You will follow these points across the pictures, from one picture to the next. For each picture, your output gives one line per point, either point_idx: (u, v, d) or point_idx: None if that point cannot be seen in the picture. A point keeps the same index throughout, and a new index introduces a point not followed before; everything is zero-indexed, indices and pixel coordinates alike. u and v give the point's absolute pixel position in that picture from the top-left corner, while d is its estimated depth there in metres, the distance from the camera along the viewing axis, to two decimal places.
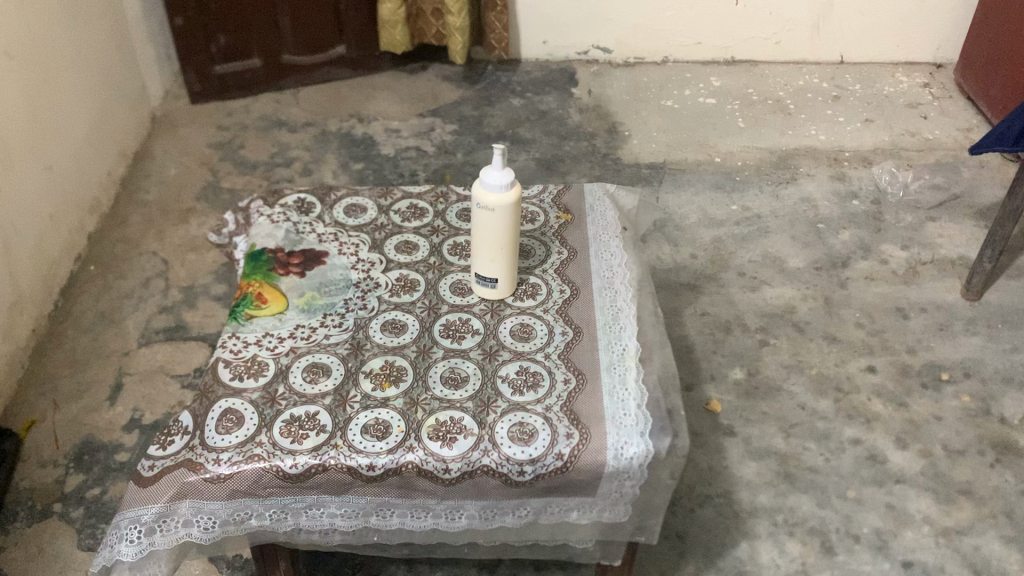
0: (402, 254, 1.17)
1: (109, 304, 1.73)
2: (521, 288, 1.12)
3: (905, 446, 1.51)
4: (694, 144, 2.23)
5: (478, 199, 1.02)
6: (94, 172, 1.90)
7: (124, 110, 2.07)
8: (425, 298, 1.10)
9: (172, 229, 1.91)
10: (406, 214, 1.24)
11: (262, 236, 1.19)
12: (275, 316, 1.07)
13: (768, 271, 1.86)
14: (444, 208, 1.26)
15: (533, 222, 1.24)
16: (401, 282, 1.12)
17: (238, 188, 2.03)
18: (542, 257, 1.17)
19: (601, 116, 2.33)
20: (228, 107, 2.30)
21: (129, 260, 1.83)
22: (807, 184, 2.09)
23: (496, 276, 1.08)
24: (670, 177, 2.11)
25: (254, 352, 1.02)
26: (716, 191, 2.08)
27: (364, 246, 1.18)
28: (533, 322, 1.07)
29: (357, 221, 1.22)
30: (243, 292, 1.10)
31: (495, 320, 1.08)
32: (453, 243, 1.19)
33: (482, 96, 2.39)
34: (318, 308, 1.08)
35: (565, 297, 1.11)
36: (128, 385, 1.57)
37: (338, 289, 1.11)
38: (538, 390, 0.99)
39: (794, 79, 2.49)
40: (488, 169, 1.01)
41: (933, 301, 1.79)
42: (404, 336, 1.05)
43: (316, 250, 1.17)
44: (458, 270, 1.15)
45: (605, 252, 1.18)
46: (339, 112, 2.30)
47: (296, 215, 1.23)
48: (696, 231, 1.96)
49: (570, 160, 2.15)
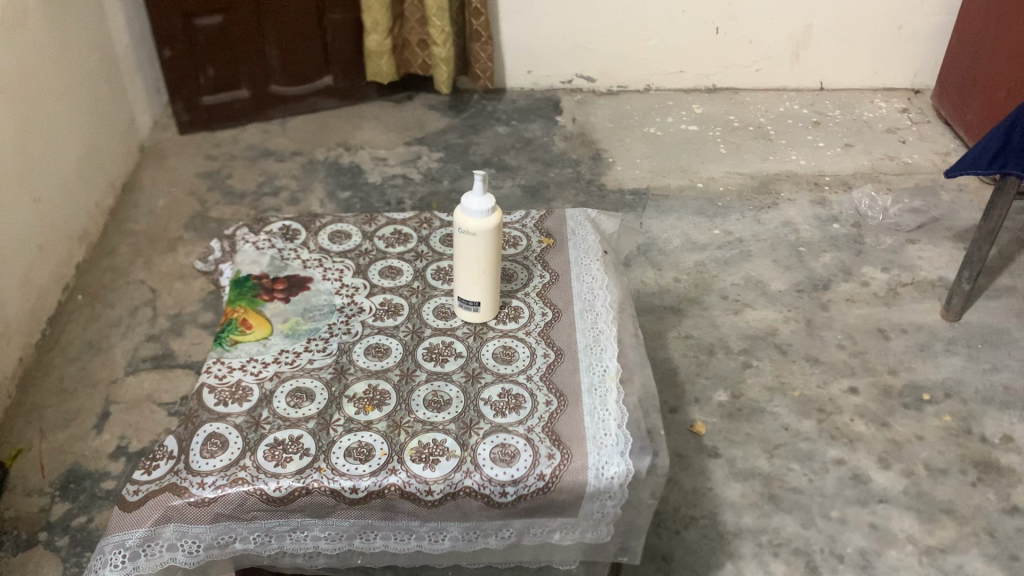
0: (386, 279, 1.18)
1: (96, 333, 1.73)
2: (503, 311, 1.14)
3: (888, 465, 1.52)
4: (677, 170, 2.26)
5: (460, 224, 1.04)
6: (82, 203, 1.91)
7: (112, 141, 2.08)
8: (409, 322, 1.12)
9: (160, 258, 1.93)
10: (390, 239, 1.25)
11: (247, 262, 1.20)
12: (260, 341, 1.08)
13: (750, 294, 1.88)
14: (428, 233, 1.27)
15: (515, 246, 1.25)
16: (384, 307, 1.14)
17: (226, 217, 2.05)
18: (525, 281, 1.19)
19: (586, 144, 2.36)
20: (216, 137, 2.33)
21: (117, 289, 1.84)
22: (788, 209, 2.12)
23: (479, 299, 1.09)
24: (653, 204, 2.14)
25: (239, 376, 1.03)
26: (699, 216, 2.10)
27: (349, 272, 1.19)
28: (515, 344, 1.09)
29: (342, 247, 1.24)
30: (228, 318, 1.11)
31: (478, 343, 1.09)
32: (436, 268, 1.20)
33: (468, 125, 2.42)
34: (302, 333, 1.10)
35: (547, 319, 1.13)
36: (115, 413, 1.57)
37: (322, 314, 1.13)
38: (520, 411, 1.01)
39: (774, 106, 2.53)
40: (470, 195, 1.03)
41: (914, 322, 1.81)
42: (387, 359, 1.07)
43: (300, 276, 1.18)
44: (441, 294, 1.16)
45: (586, 276, 1.20)
46: (326, 141, 2.33)
47: (281, 241, 1.25)
48: (680, 256, 1.98)
49: (556, 186, 2.18)
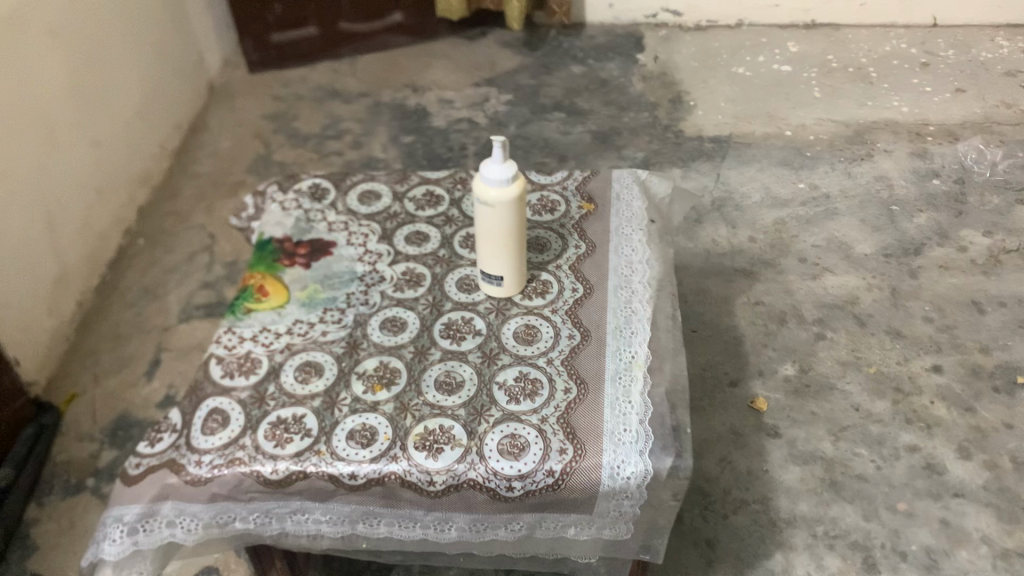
0: (412, 246, 1.12)
1: (155, 278, 1.75)
2: (530, 286, 1.06)
3: (968, 456, 1.39)
4: (764, 115, 2.09)
5: (479, 194, 0.96)
6: (144, 146, 1.91)
7: (178, 81, 2.07)
8: (429, 295, 1.06)
9: (221, 203, 1.92)
10: (421, 201, 1.18)
11: (272, 223, 1.15)
12: (275, 310, 1.03)
13: (831, 257, 1.73)
14: (462, 196, 1.19)
15: (553, 212, 1.16)
16: (406, 277, 1.08)
17: (288, 161, 2.02)
18: (558, 251, 1.11)
19: (666, 86, 2.21)
20: (285, 76, 2.28)
21: (177, 233, 1.84)
22: (883, 161, 1.94)
23: (501, 274, 1.02)
24: (733, 152, 1.99)
25: (249, 348, 0.99)
26: (783, 167, 1.94)
27: (374, 237, 1.13)
28: (539, 323, 1.01)
29: (370, 208, 1.17)
30: (245, 284, 1.07)
31: (500, 319, 1.02)
32: (466, 235, 1.13)
33: (542, 64, 2.30)
34: (318, 302, 1.05)
35: (577, 296, 1.05)
36: (166, 362, 1.59)
37: (341, 282, 1.07)
38: (536, 399, 0.93)
39: (879, 45, 2.30)
40: (487, 165, 0.94)
41: (1015, 295, 1.63)
42: (402, 335, 1.01)
43: (323, 240, 1.13)
44: (467, 264, 1.09)
45: (625, 247, 1.10)
46: (394, 82, 2.26)
47: (308, 200, 1.19)
48: (757, 213, 1.83)
49: (629, 133, 2.06)
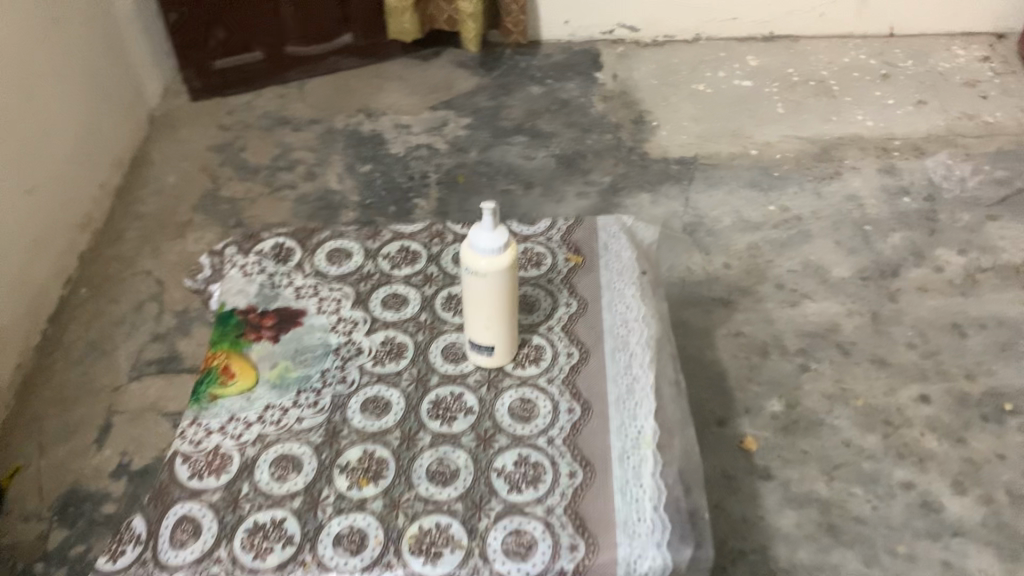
0: (389, 311, 1.03)
1: (100, 331, 1.62)
2: (522, 353, 0.99)
3: (964, 491, 1.35)
4: (729, 134, 2.04)
5: (467, 263, 0.88)
6: (82, 187, 1.78)
7: (115, 114, 1.94)
8: (413, 368, 0.97)
9: (168, 245, 1.80)
10: (395, 259, 1.10)
11: (233, 292, 1.05)
12: (243, 395, 0.94)
13: (809, 282, 1.69)
14: (439, 250, 1.11)
15: (538, 266, 1.09)
16: (386, 348, 0.99)
17: (238, 196, 1.91)
18: (548, 311, 1.03)
19: (627, 105, 2.15)
20: (229, 104, 2.17)
21: (123, 281, 1.72)
22: (852, 179, 1.90)
23: (492, 344, 0.94)
24: (701, 174, 1.94)
25: (217, 442, 0.90)
26: (752, 188, 1.89)
27: (347, 302, 1.04)
28: (534, 397, 0.94)
29: (340, 269, 1.08)
30: (208, 365, 0.97)
31: (492, 394, 0.95)
32: (447, 296, 1.05)
33: (499, 84, 2.23)
34: (291, 383, 0.96)
35: (572, 363, 0.97)
36: (117, 426, 1.47)
37: (315, 358, 0.98)
38: (539, 486, 0.86)
39: (838, 57, 2.28)
40: (477, 230, 0.87)
41: (995, 316, 1.61)
42: (387, 417, 0.92)
43: (291, 308, 1.04)
44: (451, 330, 1.01)
45: (618, 304, 1.03)
46: (346, 107, 2.16)
47: (272, 263, 1.09)
48: (730, 237, 1.78)
49: (593, 156, 2.00)
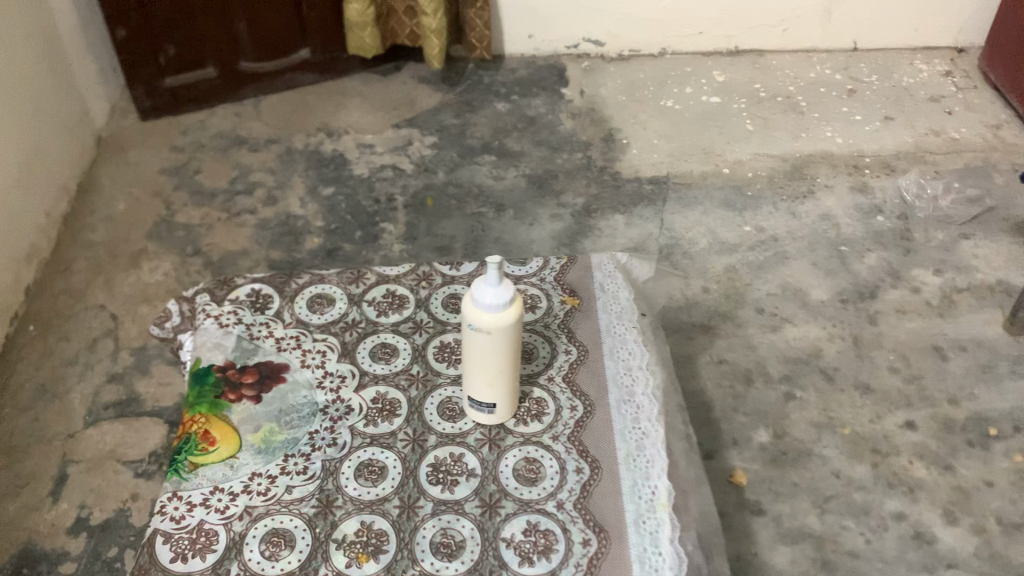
0: (379, 363, 0.97)
1: (51, 373, 1.52)
2: (523, 407, 0.93)
3: (955, 521, 1.34)
4: (700, 152, 2.02)
5: (470, 319, 0.82)
6: (28, 217, 1.67)
7: (61, 138, 1.83)
8: (408, 427, 0.91)
9: (122, 276, 1.70)
10: (382, 305, 1.03)
11: (208, 346, 0.98)
12: (226, 463, 0.87)
13: (789, 306, 1.66)
14: (428, 294, 1.05)
15: (533, 310, 1.04)
16: (378, 405, 0.93)
17: (194, 222, 1.81)
18: (547, 360, 0.98)
19: (596, 122, 2.11)
20: (182, 123, 2.07)
21: (74, 317, 1.62)
22: (825, 198, 1.89)
23: (494, 401, 0.89)
24: (674, 194, 1.91)
25: (200, 518, 0.83)
26: (726, 209, 1.87)
27: (332, 354, 0.98)
28: (540, 456, 0.89)
29: (324, 317, 1.02)
30: (185, 431, 0.90)
31: (494, 454, 0.89)
32: (439, 345, 0.99)
33: (463, 101, 2.17)
34: (277, 448, 0.89)
35: (577, 418, 0.92)
36: (73, 477, 1.37)
37: (301, 419, 0.92)
38: (551, 557, 0.81)
39: (804, 71, 2.28)
40: (480, 284, 0.81)
41: (974, 338, 1.61)
42: (384, 484, 0.86)
43: (273, 363, 0.97)
44: (446, 383, 0.95)
45: (620, 351, 0.99)
46: (305, 125, 2.08)
47: (249, 312, 1.02)
48: (707, 260, 1.75)
49: (564, 176, 1.95)
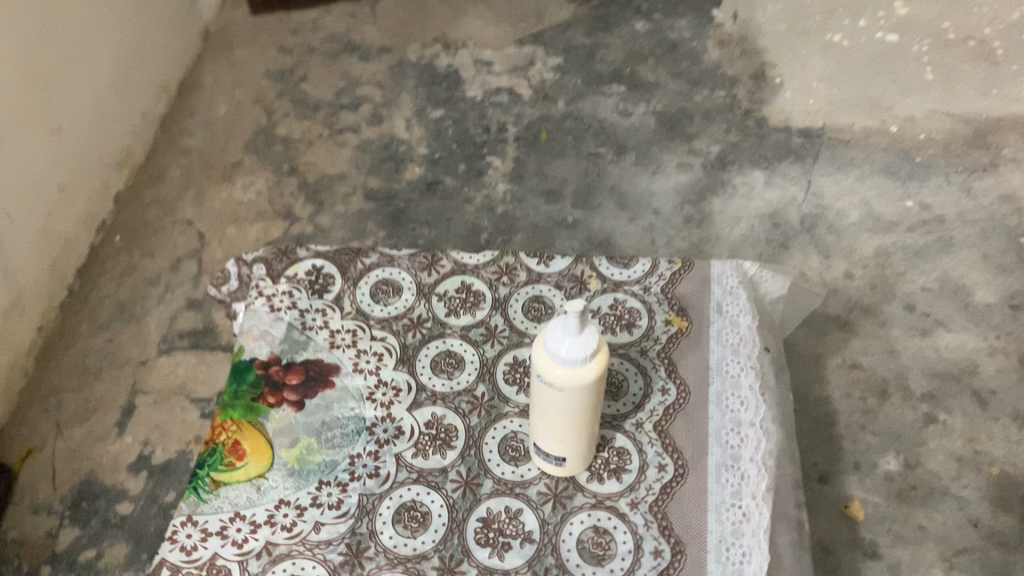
0: (440, 377, 0.83)
1: (131, 292, 1.46)
2: (601, 459, 0.78)
3: None
4: (865, 103, 1.73)
5: (540, 369, 0.66)
6: (120, 121, 1.58)
7: (163, 33, 1.72)
8: (462, 465, 0.78)
9: (214, 191, 1.61)
10: (455, 301, 0.89)
11: (255, 332, 0.86)
12: (253, 484, 0.77)
13: (945, 306, 1.39)
14: (507, 293, 0.90)
15: (630, 330, 0.87)
16: (431, 432, 0.80)
17: (294, 136, 1.69)
18: (638, 399, 0.82)
19: (747, 56, 1.84)
20: (295, 22, 1.93)
21: (161, 232, 1.54)
22: (1010, 175, 1.59)
23: (563, 456, 0.73)
24: (827, 152, 1.64)
25: (214, 550, 0.73)
26: (886, 176, 1.59)
27: (390, 359, 0.84)
28: (612, 527, 0.74)
29: (386, 310, 0.88)
30: (213, 438, 0.79)
31: (558, 516, 0.75)
32: (512, 361, 0.84)
33: (598, 19, 1.93)
34: (312, 471, 0.77)
35: (663, 482, 0.77)
36: (141, 410, 1.31)
37: (344, 437, 0.79)
38: None
39: (1008, 10, 1.89)
40: (557, 329, 0.65)
41: None
42: (424, 536, 0.74)
43: (322, 362, 0.84)
44: (514, 414, 0.81)
45: (730, 397, 0.81)
46: (422, 35, 1.90)
47: (304, 293, 0.89)
48: (855, 238, 1.49)
49: (701, 118, 1.71)
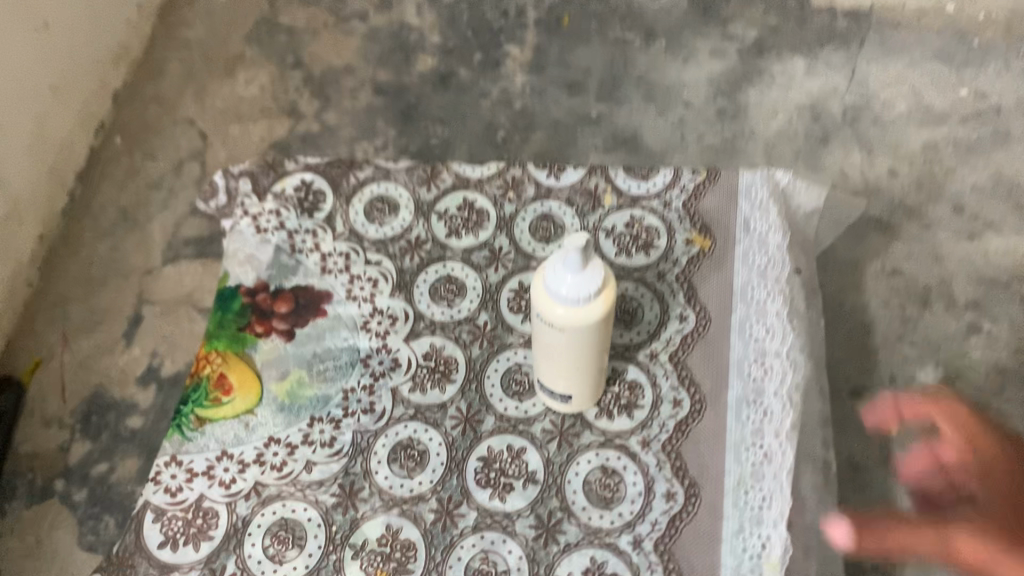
0: (439, 305, 0.77)
1: (134, 196, 1.08)
2: (612, 393, 0.72)
3: None
4: None
5: (539, 308, 0.60)
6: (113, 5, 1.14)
7: None
8: (462, 400, 0.72)
9: (215, 86, 1.21)
10: (455, 220, 0.82)
11: (240, 257, 0.80)
12: (240, 420, 0.72)
13: None
14: (513, 212, 0.82)
15: (647, 251, 0.80)
16: (430, 364, 0.74)
17: (300, 25, 1.26)
18: (653, 328, 0.75)
19: None
20: None
21: (163, 131, 1.15)
22: None
23: (570, 394, 0.68)
24: (874, 33, 1.25)
25: (200, 492, 0.69)
26: (937, 61, 1.22)
27: (385, 285, 0.78)
28: (622, 467, 0.69)
29: (382, 231, 0.81)
30: (197, 372, 0.74)
31: (565, 455, 0.70)
32: (516, 288, 0.78)
33: None
34: (303, 407, 0.73)
35: (678, 419, 0.71)
36: (150, 320, 0.97)
37: (336, 369, 0.74)
38: None
39: None
40: (558, 266, 0.58)
41: None
42: (421, 477, 0.69)
43: (312, 289, 0.78)
44: (518, 345, 0.75)
45: (755, 324, 0.74)
46: None
47: (293, 212, 0.83)
48: (902, 135, 1.16)
49: None
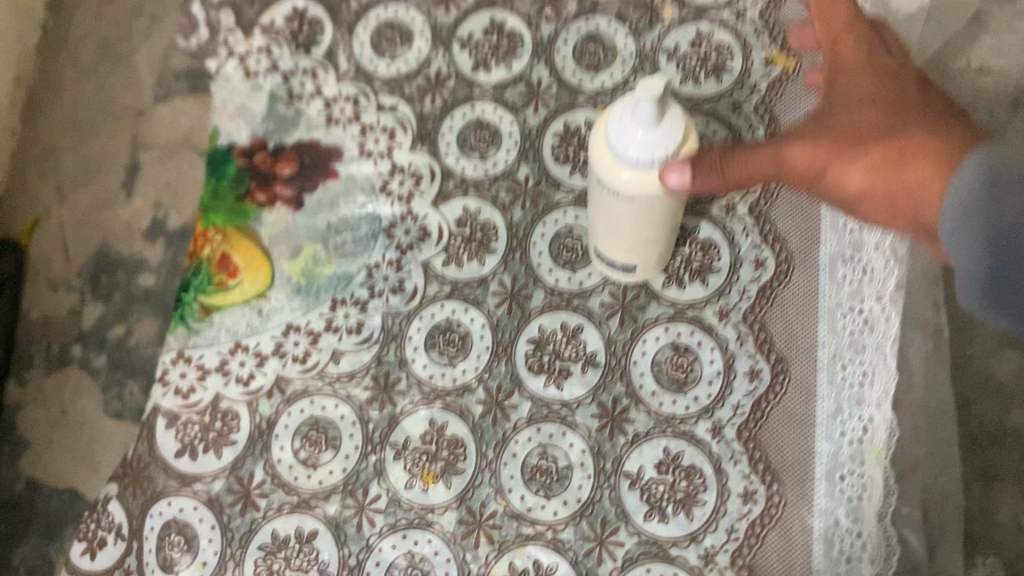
0: (471, 159, 0.65)
1: None
2: (681, 257, 0.62)
3: None
4: None
5: (600, 172, 0.48)
6: None
7: None
8: (506, 272, 0.62)
9: None
10: (482, 50, 0.68)
11: (230, 111, 0.68)
12: (251, 306, 0.63)
13: None
14: (553, 34, 0.68)
15: (716, 76, 0.66)
16: (464, 231, 0.63)
17: None
18: None
19: None
20: None
21: None
22: None
23: (633, 265, 0.57)
24: None
25: (215, 393, 0.61)
26: None
27: (404, 137, 0.66)
28: (696, 343, 0.60)
29: (395, 67, 0.68)
30: (196, 252, 0.64)
31: (629, 333, 0.60)
32: (560, 132, 0.65)
33: None
34: (322, 288, 0.63)
35: (760, 283, 0.60)
36: None
37: (356, 242, 0.64)
38: (695, 510, 0.56)
39: None
40: (626, 117, 0.45)
41: None
42: (463, 365, 0.60)
43: (318, 146, 0.66)
44: (568, 203, 0.63)
45: None
46: None
47: (287, 50, 0.69)
48: None
49: None
